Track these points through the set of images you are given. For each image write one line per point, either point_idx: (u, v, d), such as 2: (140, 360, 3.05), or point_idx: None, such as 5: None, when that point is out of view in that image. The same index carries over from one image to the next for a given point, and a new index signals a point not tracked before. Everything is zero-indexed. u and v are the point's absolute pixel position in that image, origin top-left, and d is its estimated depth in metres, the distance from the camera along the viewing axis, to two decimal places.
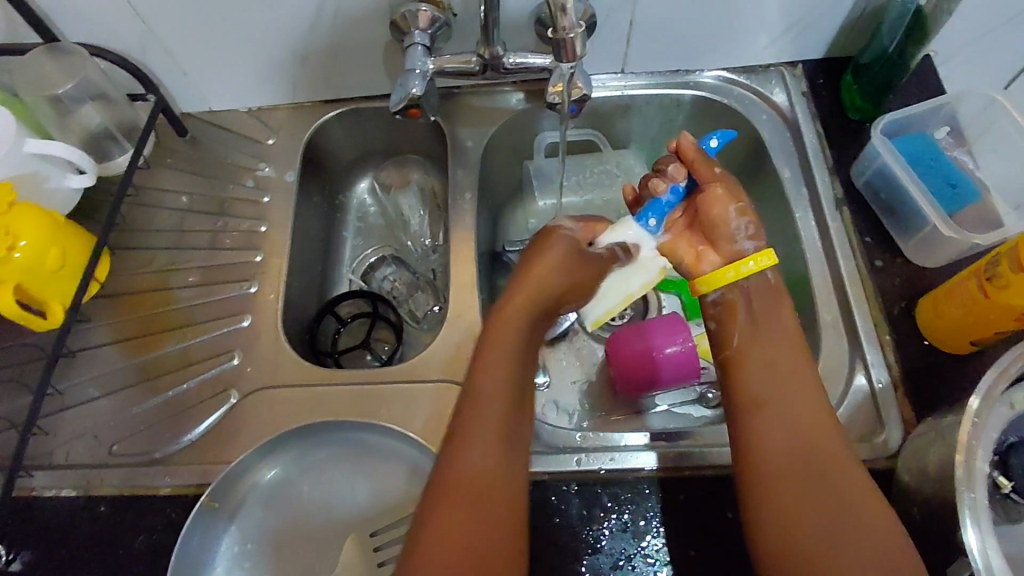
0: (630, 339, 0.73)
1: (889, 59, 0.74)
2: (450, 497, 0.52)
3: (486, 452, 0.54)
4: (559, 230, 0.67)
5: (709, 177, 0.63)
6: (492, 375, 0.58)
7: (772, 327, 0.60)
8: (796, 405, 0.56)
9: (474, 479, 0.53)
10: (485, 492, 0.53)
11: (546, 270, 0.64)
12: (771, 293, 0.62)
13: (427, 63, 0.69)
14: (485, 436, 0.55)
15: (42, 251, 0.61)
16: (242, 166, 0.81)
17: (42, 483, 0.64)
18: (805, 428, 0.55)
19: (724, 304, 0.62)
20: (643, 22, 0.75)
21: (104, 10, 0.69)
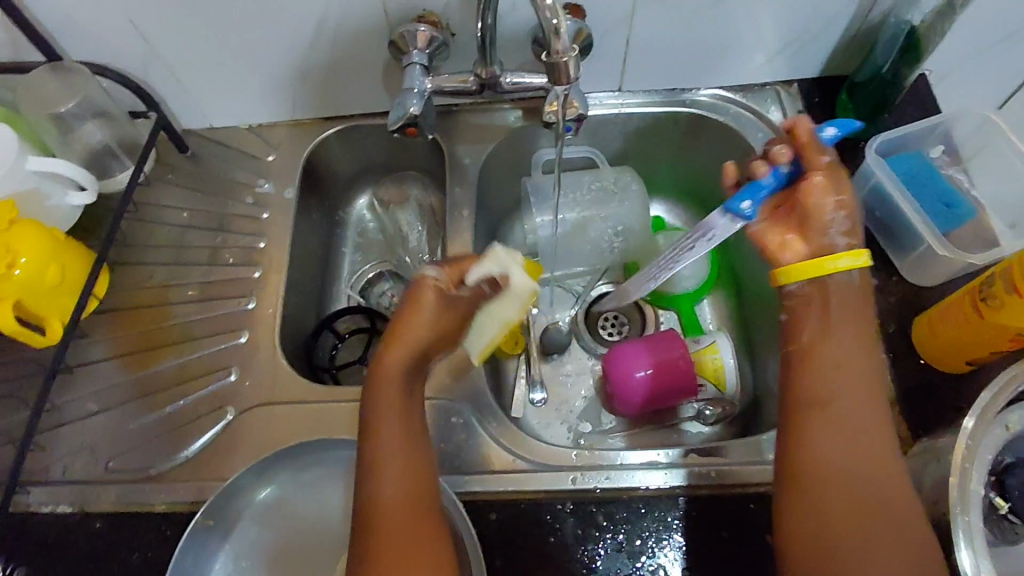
0: (658, 352, 0.73)
1: (883, 79, 0.75)
2: (377, 526, 0.52)
3: (397, 475, 0.54)
4: (423, 279, 0.59)
5: (814, 164, 0.58)
6: (393, 405, 0.56)
7: (847, 333, 0.57)
8: (858, 415, 0.54)
9: (394, 505, 0.53)
10: (406, 516, 0.52)
11: (415, 328, 0.58)
12: (853, 294, 0.58)
13: (425, 82, 0.69)
14: (393, 461, 0.54)
15: (42, 268, 0.62)
16: (242, 183, 0.82)
17: (37, 499, 0.64)
18: (861, 442, 0.54)
19: (801, 299, 0.59)
20: (639, 41, 0.76)
21: (107, 29, 0.70)
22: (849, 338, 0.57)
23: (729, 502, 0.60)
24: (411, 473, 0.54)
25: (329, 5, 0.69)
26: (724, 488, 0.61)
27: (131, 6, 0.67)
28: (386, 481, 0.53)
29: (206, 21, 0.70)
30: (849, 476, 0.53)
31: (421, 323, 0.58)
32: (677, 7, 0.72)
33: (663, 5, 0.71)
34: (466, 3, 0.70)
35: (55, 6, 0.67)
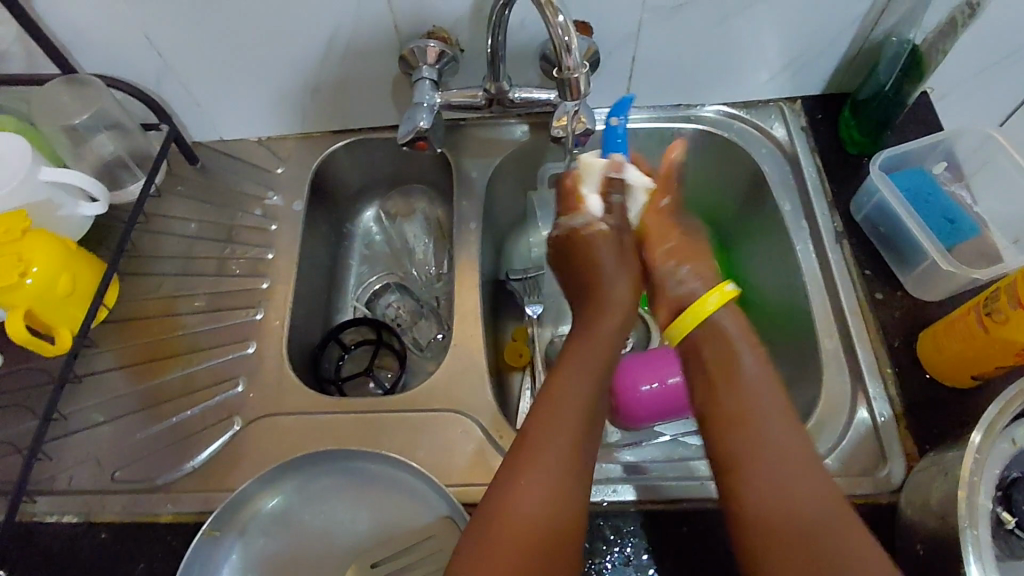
0: (661, 372, 0.73)
1: (886, 95, 0.75)
2: (495, 527, 0.49)
3: (547, 485, 0.51)
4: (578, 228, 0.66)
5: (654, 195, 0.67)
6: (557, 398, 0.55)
7: (748, 368, 0.55)
8: (787, 458, 0.51)
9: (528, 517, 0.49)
10: (531, 528, 0.49)
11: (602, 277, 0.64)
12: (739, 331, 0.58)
13: (434, 96, 0.70)
14: (542, 468, 0.51)
15: (53, 278, 0.62)
16: (251, 195, 0.83)
17: (43, 509, 0.64)
18: (794, 487, 0.50)
19: (688, 346, 0.58)
20: (645, 58, 0.77)
21: (122, 42, 0.71)
22: (752, 371, 0.55)
23: (683, 514, 0.61)
24: (560, 490, 0.51)
25: (341, 20, 0.70)
26: (669, 501, 0.62)
27: (146, 20, 0.68)
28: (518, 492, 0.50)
29: (219, 34, 0.71)
30: (792, 530, 0.48)
31: (613, 278, 0.64)
32: (683, 24, 0.73)
33: (670, 22, 0.72)
34: (475, 19, 0.71)
35: (71, 19, 0.68)
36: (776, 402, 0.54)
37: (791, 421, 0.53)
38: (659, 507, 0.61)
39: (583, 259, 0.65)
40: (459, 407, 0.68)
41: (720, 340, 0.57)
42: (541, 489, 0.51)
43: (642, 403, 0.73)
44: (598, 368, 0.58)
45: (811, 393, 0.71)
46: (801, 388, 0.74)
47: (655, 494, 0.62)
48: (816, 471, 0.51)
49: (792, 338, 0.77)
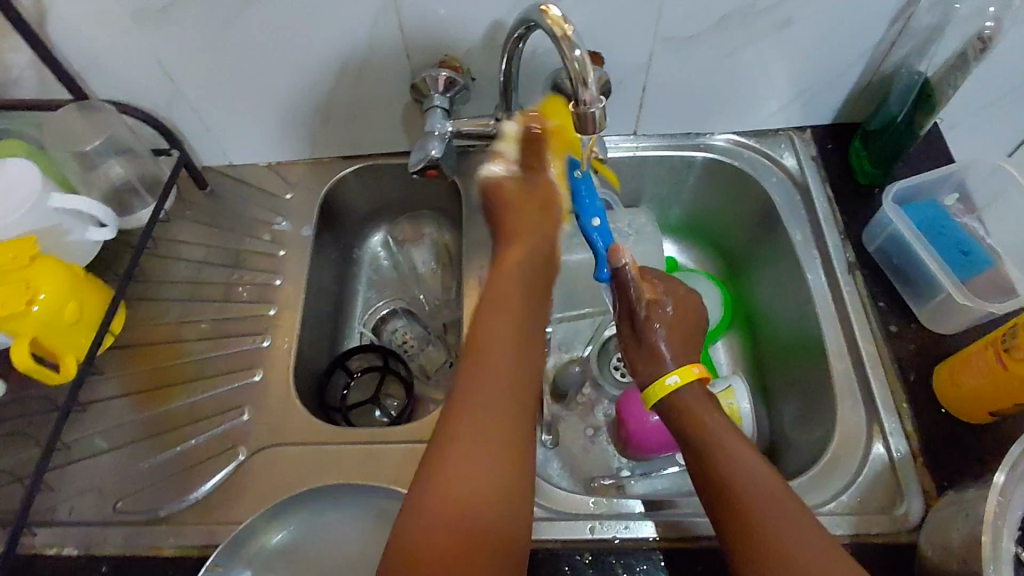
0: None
1: (897, 127, 0.75)
2: (447, 479, 0.44)
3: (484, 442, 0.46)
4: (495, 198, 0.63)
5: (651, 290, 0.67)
6: (498, 339, 0.51)
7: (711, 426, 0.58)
8: (758, 496, 0.52)
9: (474, 468, 0.44)
10: (482, 484, 0.44)
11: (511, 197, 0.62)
12: (703, 402, 0.61)
13: (445, 125, 0.70)
14: (486, 428, 0.46)
15: (59, 305, 0.61)
16: (260, 220, 0.83)
17: (43, 541, 0.63)
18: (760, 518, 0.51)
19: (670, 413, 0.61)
20: (656, 87, 0.77)
21: (136, 69, 0.71)
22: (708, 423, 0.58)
23: (696, 554, 0.59)
24: (508, 442, 0.46)
25: (354, 48, 0.70)
26: (682, 538, 0.60)
27: (159, 45, 0.69)
28: (463, 441, 0.46)
29: (233, 61, 0.71)
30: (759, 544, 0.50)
31: (531, 208, 0.61)
32: (694, 55, 0.73)
33: (682, 52, 0.72)
34: (487, 49, 0.71)
35: (85, 45, 0.68)
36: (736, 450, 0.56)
37: (756, 467, 0.54)
38: (671, 545, 0.60)
39: (507, 220, 0.61)
40: None
41: (680, 409, 0.60)
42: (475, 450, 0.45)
43: (650, 434, 0.73)
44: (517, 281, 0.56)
45: (826, 427, 0.70)
46: (814, 421, 0.73)
47: (676, 530, 0.60)
48: (784, 500, 0.52)
49: (804, 370, 0.76)
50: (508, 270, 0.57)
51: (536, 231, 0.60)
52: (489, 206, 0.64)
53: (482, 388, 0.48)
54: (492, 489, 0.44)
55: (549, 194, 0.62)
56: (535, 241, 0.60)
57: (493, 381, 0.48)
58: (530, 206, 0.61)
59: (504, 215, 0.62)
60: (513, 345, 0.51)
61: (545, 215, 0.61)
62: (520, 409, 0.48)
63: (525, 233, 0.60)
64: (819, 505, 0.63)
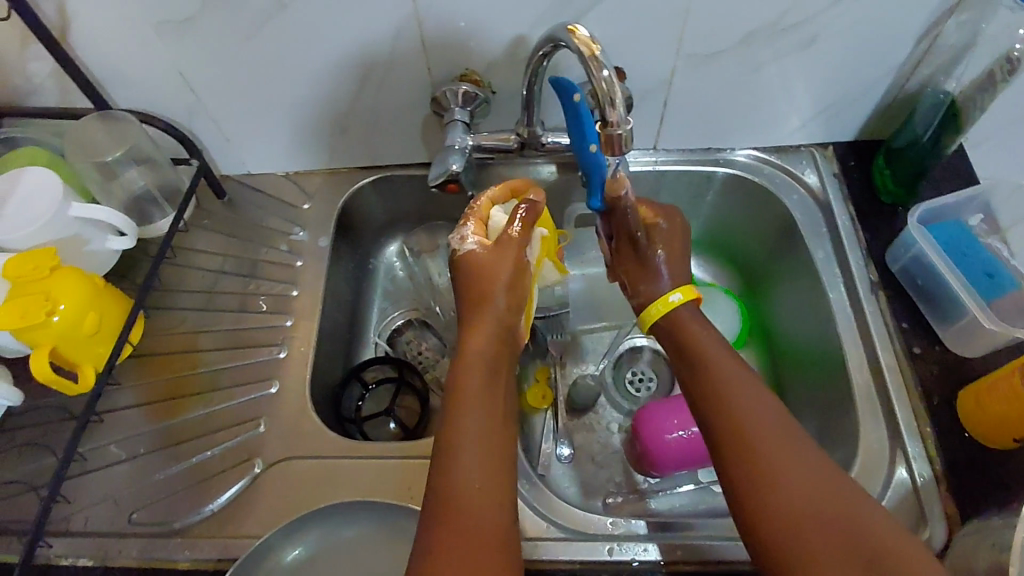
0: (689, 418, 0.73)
1: (923, 146, 0.74)
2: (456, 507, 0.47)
3: (478, 463, 0.49)
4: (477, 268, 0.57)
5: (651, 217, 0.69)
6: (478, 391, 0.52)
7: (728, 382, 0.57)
8: (775, 455, 0.51)
9: (474, 487, 0.48)
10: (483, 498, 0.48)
11: (491, 271, 0.56)
12: (693, 320, 0.64)
13: (466, 139, 0.70)
14: (479, 452, 0.49)
15: (79, 316, 0.61)
16: (277, 230, 0.82)
17: (59, 552, 0.63)
18: (776, 476, 0.50)
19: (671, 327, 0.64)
20: (677, 103, 0.77)
21: (157, 79, 0.72)
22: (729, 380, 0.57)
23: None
24: (497, 462, 0.49)
25: (376, 61, 0.70)
26: (708, 562, 0.59)
27: (180, 56, 0.69)
28: (463, 466, 0.49)
29: (253, 72, 0.71)
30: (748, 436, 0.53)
31: (504, 281, 0.56)
32: (717, 72, 0.72)
33: (704, 68, 0.72)
34: (508, 63, 0.71)
35: (107, 55, 0.68)
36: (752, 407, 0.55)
37: (765, 402, 0.55)
38: (698, 568, 0.59)
39: (476, 289, 0.56)
40: None
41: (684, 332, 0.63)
42: (475, 463, 0.49)
43: (668, 451, 0.73)
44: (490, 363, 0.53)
45: (847, 450, 0.69)
46: (834, 443, 0.71)
47: (700, 554, 0.60)
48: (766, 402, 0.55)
49: (824, 391, 0.75)
50: (479, 343, 0.54)
51: (506, 302, 0.56)
52: (458, 274, 0.58)
53: (469, 421, 0.50)
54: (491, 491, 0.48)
55: (520, 266, 0.57)
56: (503, 310, 0.56)
57: (475, 419, 0.50)
58: (507, 283, 0.56)
59: (478, 290, 0.56)
60: (489, 423, 0.51)
61: (514, 281, 0.56)
62: (503, 478, 0.49)
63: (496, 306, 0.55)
64: None
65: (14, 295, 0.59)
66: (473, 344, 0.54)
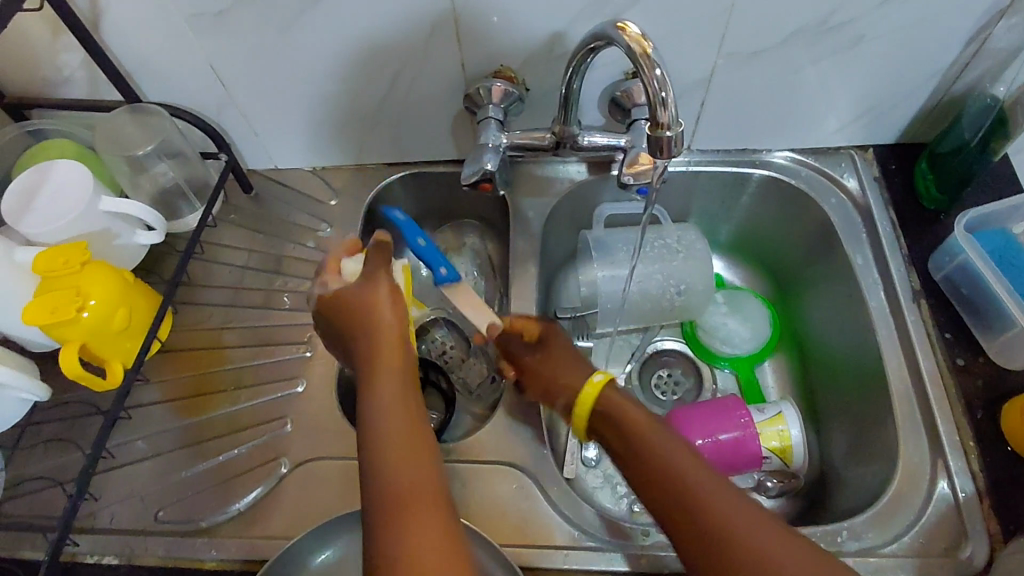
0: (713, 424, 0.70)
1: (970, 153, 0.71)
2: (403, 505, 0.44)
3: (411, 463, 0.46)
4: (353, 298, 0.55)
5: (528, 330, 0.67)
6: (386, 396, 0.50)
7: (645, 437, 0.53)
8: (702, 482, 0.48)
9: (412, 481, 0.45)
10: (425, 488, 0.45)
11: (371, 297, 0.54)
12: (616, 402, 0.57)
13: (500, 137, 0.69)
14: (408, 453, 0.46)
15: (109, 312, 0.60)
16: (304, 226, 0.81)
17: (85, 549, 0.62)
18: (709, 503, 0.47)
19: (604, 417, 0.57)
20: (715, 103, 0.75)
21: (187, 72, 0.71)
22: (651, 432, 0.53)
23: None
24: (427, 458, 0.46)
25: (409, 55, 0.69)
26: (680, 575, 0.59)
27: (212, 49, 0.68)
28: (393, 465, 0.45)
29: (285, 66, 0.70)
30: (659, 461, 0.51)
31: (383, 304, 0.54)
32: (758, 71, 0.70)
33: (745, 68, 0.70)
34: (544, 61, 0.69)
35: (138, 46, 0.67)
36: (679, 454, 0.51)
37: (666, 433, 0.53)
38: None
39: (359, 311, 0.54)
40: (515, 462, 0.67)
41: (610, 407, 0.57)
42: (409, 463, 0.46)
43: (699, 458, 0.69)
44: (392, 377, 0.51)
45: (885, 462, 0.67)
46: (870, 454, 0.70)
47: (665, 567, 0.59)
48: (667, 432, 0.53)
49: (861, 401, 0.73)
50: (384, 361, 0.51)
51: (390, 319, 0.53)
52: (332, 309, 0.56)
53: (386, 428, 0.48)
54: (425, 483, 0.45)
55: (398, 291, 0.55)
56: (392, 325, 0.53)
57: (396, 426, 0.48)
58: (385, 306, 0.54)
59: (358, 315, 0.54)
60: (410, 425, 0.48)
61: (395, 291, 0.55)
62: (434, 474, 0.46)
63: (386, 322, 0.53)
64: (878, 546, 0.60)
65: (44, 290, 0.59)
66: (375, 366, 0.51)
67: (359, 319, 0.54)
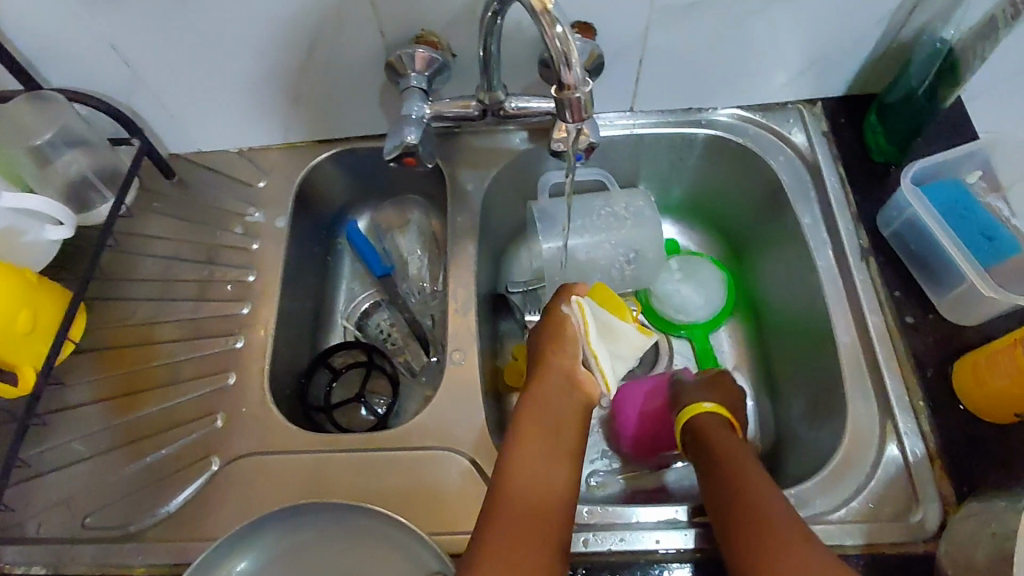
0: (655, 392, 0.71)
1: (918, 101, 0.69)
2: (517, 508, 0.49)
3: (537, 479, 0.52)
4: (552, 324, 0.63)
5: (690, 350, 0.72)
6: (531, 429, 0.56)
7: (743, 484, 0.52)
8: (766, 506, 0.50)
9: (537, 494, 0.51)
10: (549, 510, 0.50)
11: (558, 332, 0.62)
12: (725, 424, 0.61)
13: (423, 108, 0.65)
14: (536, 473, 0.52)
15: (11, 316, 0.57)
16: (231, 212, 0.78)
17: (9, 560, 0.60)
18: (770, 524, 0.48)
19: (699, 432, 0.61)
20: (654, 61, 0.71)
21: (85, 53, 0.66)
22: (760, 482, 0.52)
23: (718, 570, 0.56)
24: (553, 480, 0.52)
25: (322, 24, 0.64)
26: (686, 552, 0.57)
27: (106, 27, 0.63)
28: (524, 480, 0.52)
29: (189, 42, 0.65)
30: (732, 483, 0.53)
31: (569, 333, 0.62)
32: (696, 25, 0.67)
33: (681, 22, 0.66)
34: (468, 22, 0.65)
35: (25, 27, 0.62)
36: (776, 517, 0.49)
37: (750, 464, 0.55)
38: (666, 558, 0.57)
39: (551, 338, 0.62)
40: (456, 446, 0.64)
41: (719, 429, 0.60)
42: (535, 478, 0.52)
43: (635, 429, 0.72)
44: (564, 401, 0.58)
45: (835, 426, 0.65)
46: (822, 418, 0.68)
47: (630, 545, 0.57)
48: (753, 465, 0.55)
49: (813, 365, 0.71)
50: (549, 377, 0.59)
51: (574, 354, 0.61)
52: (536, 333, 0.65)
53: (527, 449, 0.54)
54: (553, 507, 0.50)
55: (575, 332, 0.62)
56: (572, 360, 0.61)
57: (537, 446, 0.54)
58: (567, 338, 0.61)
59: (549, 339, 0.62)
60: (545, 452, 0.54)
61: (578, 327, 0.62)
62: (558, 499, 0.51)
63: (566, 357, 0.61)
64: (827, 512, 0.59)
65: None
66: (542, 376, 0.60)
67: (546, 345, 0.62)
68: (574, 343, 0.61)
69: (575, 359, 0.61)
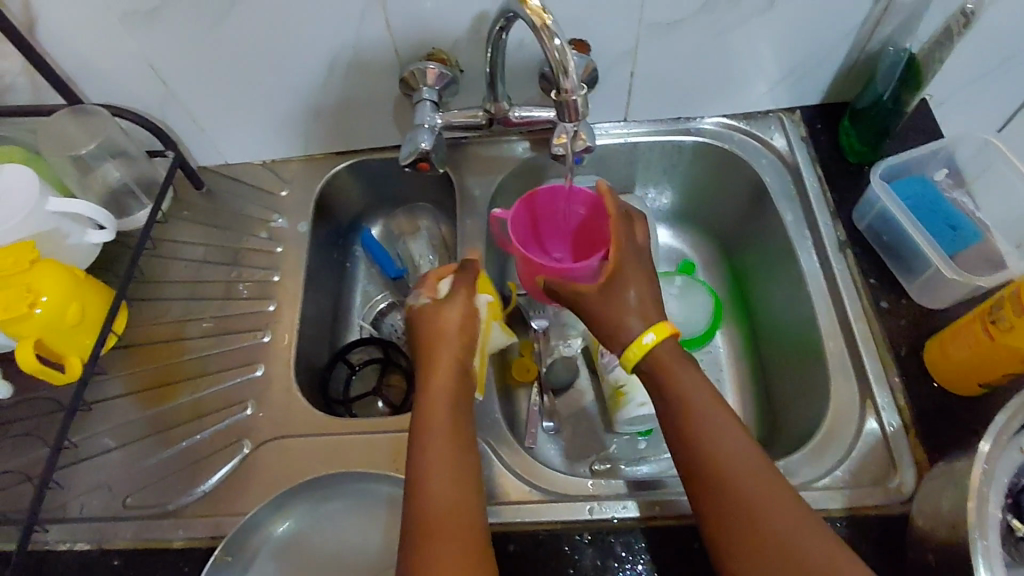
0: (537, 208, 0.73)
1: (885, 106, 0.76)
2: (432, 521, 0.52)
3: (448, 482, 0.54)
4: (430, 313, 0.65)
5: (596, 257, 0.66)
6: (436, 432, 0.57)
7: (735, 471, 0.52)
8: (729, 478, 0.52)
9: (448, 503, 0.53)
10: (459, 518, 0.52)
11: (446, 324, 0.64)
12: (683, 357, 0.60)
13: (435, 117, 0.71)
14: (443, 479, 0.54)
15: (61, 308, 0.62)
16: (256, 218, 0.84)
17: (55, 538, 0.65)
18: (744, 496, 0.51)
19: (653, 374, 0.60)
20: (643, 74, 0.78)
21: (128, 73, 0.72)
22: (732, 447, 0.54)
23: None
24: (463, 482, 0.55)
25: (342, 45, 0.71)
26: (684, 518, 0.61)
27: (148, 49, 0.70)
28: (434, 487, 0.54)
29: (219, 61, 0.72)
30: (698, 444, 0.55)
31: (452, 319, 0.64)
32: (680, 40, 0.73)
33: (668, 38, 0.73)
34: (473, 41, 0.72)
35: (76, 50, 0.69)
36: (776, 506, 0.50)
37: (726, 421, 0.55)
38: (668, 524, 0.61)
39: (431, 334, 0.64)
40: None
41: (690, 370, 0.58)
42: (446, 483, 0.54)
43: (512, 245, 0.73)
44: (455, 394, 0.60)
45: (820, 405, 0.70)
46: (808, 398, 0.73)
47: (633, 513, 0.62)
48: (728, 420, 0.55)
49: (799, 351, 0.76)
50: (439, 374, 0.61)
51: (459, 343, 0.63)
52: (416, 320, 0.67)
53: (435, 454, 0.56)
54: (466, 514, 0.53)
55: (464, 324, 0.64)
56: (458, 349, 0.63)
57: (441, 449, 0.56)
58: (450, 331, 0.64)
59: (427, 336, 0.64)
60: (450, 452, 0.56)
61: (462, 316, 0.65)
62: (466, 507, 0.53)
63: (450, 344, 0.63)
64: (813, 480, 0.64)
65: None
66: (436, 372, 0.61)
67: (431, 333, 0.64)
68: (457, 331, 0.64)
69: (461, 341, 0.63)
